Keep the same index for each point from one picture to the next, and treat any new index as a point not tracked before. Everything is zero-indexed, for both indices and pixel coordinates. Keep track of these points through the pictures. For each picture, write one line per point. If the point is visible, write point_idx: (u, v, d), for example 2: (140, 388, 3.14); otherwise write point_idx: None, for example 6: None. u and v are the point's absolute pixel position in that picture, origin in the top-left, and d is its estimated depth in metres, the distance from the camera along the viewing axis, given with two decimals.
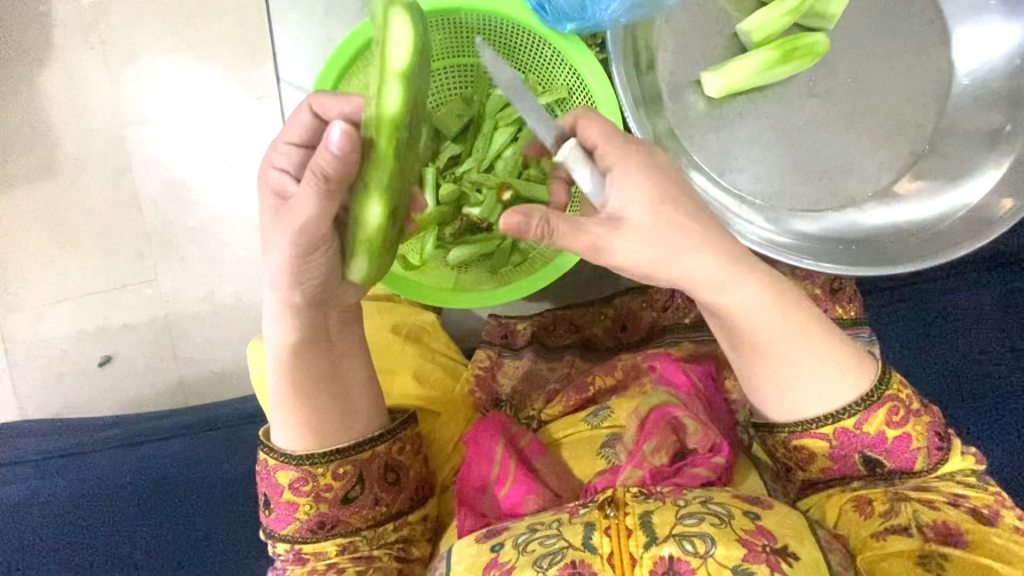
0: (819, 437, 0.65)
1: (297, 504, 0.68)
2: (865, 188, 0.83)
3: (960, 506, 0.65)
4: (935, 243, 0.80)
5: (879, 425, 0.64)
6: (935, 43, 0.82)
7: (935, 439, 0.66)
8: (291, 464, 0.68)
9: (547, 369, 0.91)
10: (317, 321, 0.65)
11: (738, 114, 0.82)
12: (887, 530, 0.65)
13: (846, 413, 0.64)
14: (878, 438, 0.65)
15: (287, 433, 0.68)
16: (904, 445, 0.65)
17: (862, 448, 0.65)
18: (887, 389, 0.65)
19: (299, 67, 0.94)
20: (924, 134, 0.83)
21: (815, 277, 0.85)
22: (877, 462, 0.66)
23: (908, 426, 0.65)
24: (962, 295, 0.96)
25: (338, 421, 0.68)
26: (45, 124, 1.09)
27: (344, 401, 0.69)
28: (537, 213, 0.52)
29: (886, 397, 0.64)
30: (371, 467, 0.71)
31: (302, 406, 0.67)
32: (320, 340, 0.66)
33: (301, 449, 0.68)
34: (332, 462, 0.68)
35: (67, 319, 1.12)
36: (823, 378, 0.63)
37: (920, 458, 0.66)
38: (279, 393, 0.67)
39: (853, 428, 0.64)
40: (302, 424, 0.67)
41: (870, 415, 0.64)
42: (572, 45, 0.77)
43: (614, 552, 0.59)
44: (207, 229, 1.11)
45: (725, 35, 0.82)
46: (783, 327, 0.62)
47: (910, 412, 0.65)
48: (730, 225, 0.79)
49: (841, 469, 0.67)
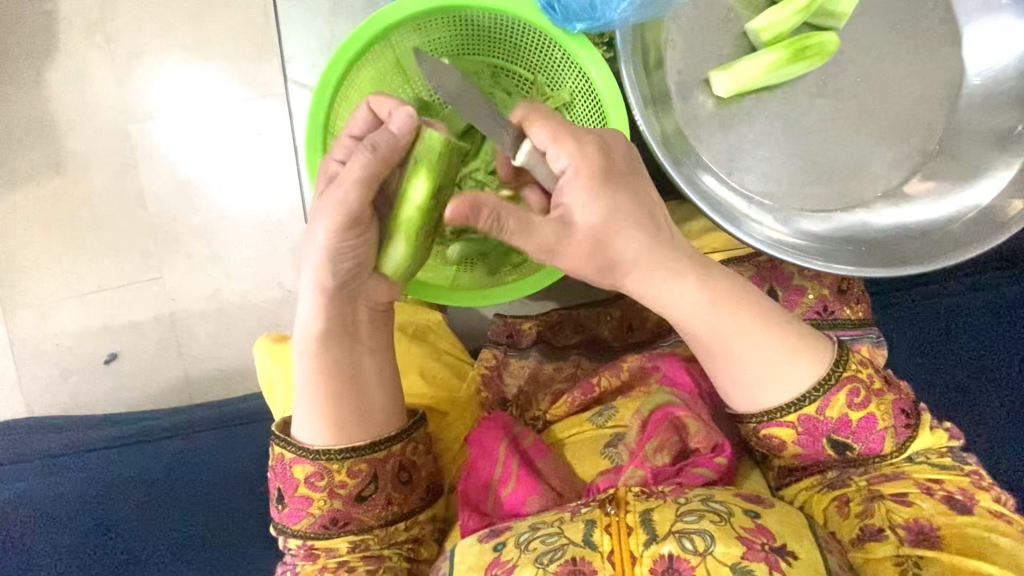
0: (786, 426, 0.66)
1: (312, 499, 0.68)
2: (875, 188, 0.83)
3: (933, 495, 0.64)
4: (945, 244, 0.79)
5: (841, 408, 0.65)
6: (947, 42, 0.81)
7: (901, 418, 0.67)
8: (307, 458, 0.68)
9: (552, 371, 0.90)
10: (345, 316, 0.68)
11: (746, 114, 0.82)
12: (865, 534, 0.64)
13: (807, 399, 0.65)
14: (842, 422, 0.65)
15: (308, 426, 0.69)
16: (871, 426, 0.66)
17: (829, 434, 0.66)
18: (845, 371, 0.65)
19: (305, 64, 0.93)
20: (934, 134, 0.82)
21: (822, 278, 0.84)
22: (847, 446, 0.67)
23: (871, 406, 0.65)
24: (962, 296, 0.98)
25: (358, 418, 0.69)
26: (50, 121, 1.09)
27: (363, 398, 0.70)
28: (486, 205, 0.54)
29: (843, 380, 0.65)
30: (386, 467, 0.70)
31: (323, 397, 0.68)
32: (346, 337, 0.69)
33: (317, 443, 0.68)
34: (347, 460, 0.68)
35: (73, 315, 1.12)
36: (778, 358, 0.65)
37: (889, 438, 0.66)
38: (304, 383, 0.69)
39: (816, 414, 0.65)
40: (323, 417, 0.68)
41: (831, 398, 0.65)
42: (579, 44, 0.76)
43: (615, 550, 0.59)
44: (213, 226, 1.12)
45: (734, 34, 0.82)
46: (731, 322, 0.65)
47: (871, 391, 0.66)
48: (739, 225, 0.79)
49: (814, 454, 0.67)
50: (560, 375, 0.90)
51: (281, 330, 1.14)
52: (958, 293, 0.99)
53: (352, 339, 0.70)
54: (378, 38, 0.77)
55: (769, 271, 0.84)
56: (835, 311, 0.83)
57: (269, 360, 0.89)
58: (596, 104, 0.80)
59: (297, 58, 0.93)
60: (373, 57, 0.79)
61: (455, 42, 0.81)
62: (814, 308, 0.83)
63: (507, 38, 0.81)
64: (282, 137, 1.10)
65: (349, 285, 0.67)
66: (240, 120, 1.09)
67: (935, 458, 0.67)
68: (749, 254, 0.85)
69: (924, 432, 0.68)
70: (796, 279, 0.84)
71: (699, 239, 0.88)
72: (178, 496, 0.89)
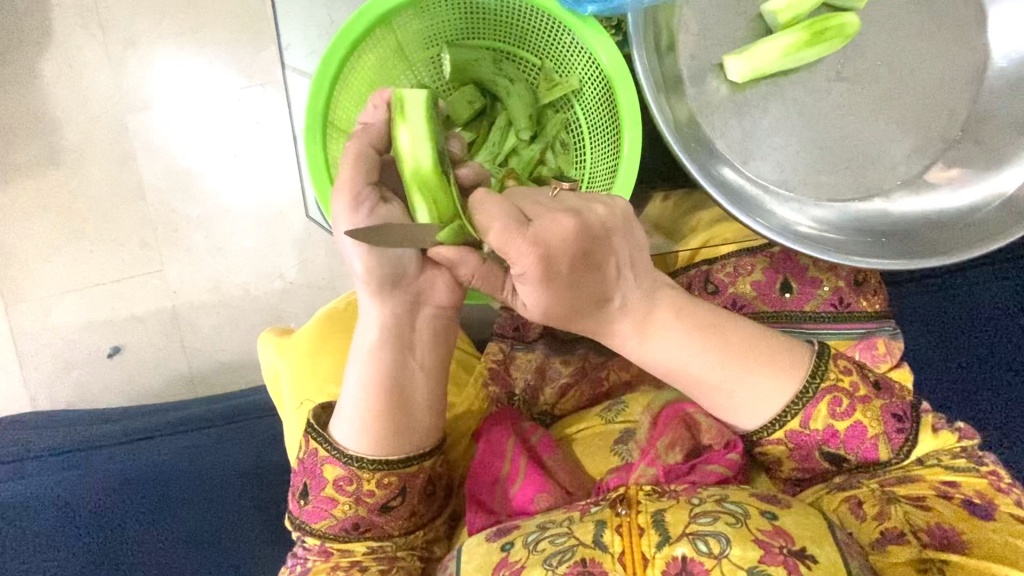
0: (775, 443, 0.66)
1: (337, 501, 0.67)
2: (893, 177, 0.80)
3: (952, 499, 0.63)
4: (969, 235, 0.76)
5: (824, 420, 0.65)
6: (971, 24, 0.78)
7: (892, 423, 0.65)
8: (340, 461, 0.66)
9: (560, 365, 0.85)
10: (402, 325, 0.67)
11: (761, 99, 0.79)
12: (886, 538, 0.62)
13: (788, 414, 0.65)
14: (829, 433, 0.65)
15: (349, 430, 0.66)
16: (859, 435, 0.65)
17: (818, 446, 0.66)
18: (822, 382, 0.65)
19: (303, 49, 0.89)
20: (957, 120, 0.79)
21: (837, 270, 0.82)
22: (841, 457, 0.66)
23: (856, 415, 0.65)
24: (974, 289, 0.97)
25: (399, 433, 0.67)
26: (44, 112, 1.07)
27: (407, 414, 0.67)
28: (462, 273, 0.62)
29: (823, 391, 0.64)
30: (416, 481, 0.68)
31: (370, 405, 0.66)
32: (400, 349, 0.67)
33: (353, 449, 0.66)
34: (379, 471, 0.66)
35: (74, 310, 1.10)
36: (744, 382, 0.64)
37: (883, 445, 0.65)
38: (355, 389, 0.66)
39: (800, 428, 0.65)
40: (367, 426, 0.66)
41: (813, 410, 0.65)
42: (589, 27, 0.73)
43: (626, 551, 0.57)
44: (213, 217, 1.10)
45: (749, 16, 0.79)
46: (699, 356, 0.65)
47: (855, 400, 0.65)
48: (754, 215, 0.76)
49: (808, 466, 0.68)
50: (567, 369, 0.85)
51: (283, 322, 1.12)
52: (972, 283, 0.97)
53: (406, 353, 0.67)
54: (380, 22, 0.74)
55: (782, 262, 0.81)
56: (852, 303, 0.80)
57: (272, 353, 0.88)
58: (607, 89, 0.76)
59: (295, 45, 0.89)
60: (374, 42, 0.76)
61: (462, 25, 0.79)
62: (829, 300, 0.80)
63: (512, 20, 0.78)
64: (283, 126, 1.08)
65: (404, 283, 0.65)
66: (238, 109, 1.07)
67: (948, 461, 0.65)
68: (763, 245, 0.82)
69: (925, 433, 0.66)
70: (811, 270, 0.81)
71: (708, 230, 0.86)
72: (181, 495, 0.87)
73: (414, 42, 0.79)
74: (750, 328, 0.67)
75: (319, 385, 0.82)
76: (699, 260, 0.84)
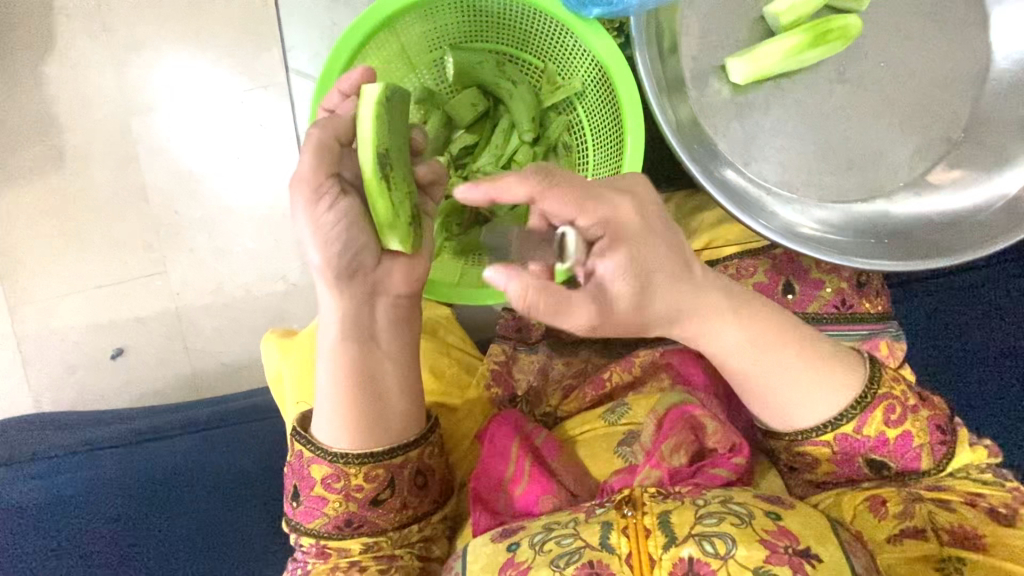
0: (820, 445, 0.64)
1: (328, 499, 0.67)
2: (896, 178, 0.80)
3: (977, 506, 0.63)
4: (971, 236, 0.76)
5: (878, 427, 0.63)
6: (973, 26, 0.78)
7: (937, 435, 0.64)
8: (326, 459, 0.67)
9: (561, 366, 0.87)
10: (361, 315, 0.66)
11: (763, 101, 0.79)
12: (904, 534, 0.64)
13: (843, 419, 0.63)
14: (880, 440, 0.64)
15: (329, 427, 0.67)
16: (907, 443, 0.64)
17: (866, 453, 0.64)
18: (879, 388, 0.64)
19: (306, 50, 0.89)
20: (959, 121, 0.79)
21: (839, 271, 0.82)
22: (885, 465, 0.65)
23: (908, 424, 0.64)
24: (976, 290, 0.97)
25: (376, 425, 0.67)
26: (48, 113, 1.07)
27: (383, 406, 0.68)
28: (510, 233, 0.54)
29: (880, 397, 0.63)
30: (403, 474, 0.69)
31: (345, 400, 0.66)
32: (362, 339, 0.67)
33: (336, 446, 0.67)
34: (365, 465, 0.67)
35: (77, 312, 1.11)
36: (802, 382, 0.63)
37: (927, 454, 0.64)
38: (327, 387, 0.67)
39: (853, 432, 0.64)
40: (345, 422, 0.66)
41: (868, 417, 0.63)
42: (592, 31, 0.73)
43: (633, 553, 0.57)
44: (215, 219, 1.10)
45: (751, 18, 0.79)
46: (756, 353, 0.63)
47: (907, 409, 0.64)
48: (756, 216, 0.76)
49: (848, 472, 0.66)
50: (569, 369, 0.87)
51: (286, 323, 1.12)
52: (973, 284, 0.98)
53: (368, 341, 0.67)
54: (383, 25, 0.74)
55: (784, 263, 0.81)
56: (854, 305, 0.81)
57: (274, 355, 0.88)
58: (609, 91, 0.76)
59: (298, 48, 0.89)
60: (377, 44, 0.76)
61: (464, 27, 0.79)
62: (832, 301, 0.80)
63: (514, 23, 0.78)
64: (286, 128, 1.08)
65: (362, 274, 0.64)
66: (241, 111, 1.07)
67: (976, 474, 0.65)
68: (766, 245, 0.82)
69: (963, 447, 0.65)
70: (813, 272, 0.81)
71: (710, 232, 0.84)
72: (185, 496, 0.87)
73: (416, 45, 0.79)
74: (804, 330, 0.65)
75: None
76: (703, 261, 0.83)
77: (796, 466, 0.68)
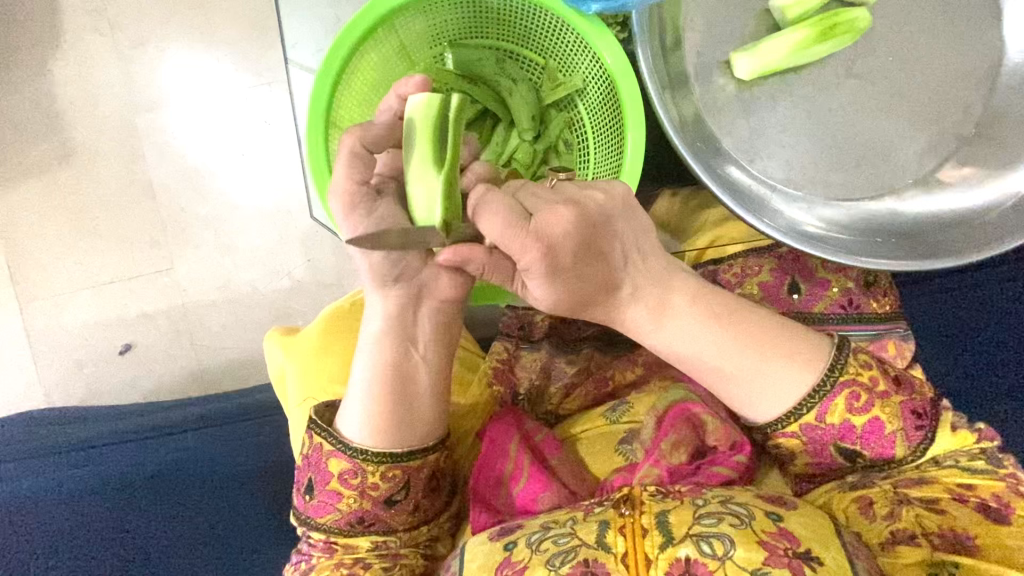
0: (790, 436, 0.65)
1: (341, 495, 0.67)
2: (906, 175, 0.78)
3: (966, 503, 0.62)
4: (981, 235, 0.75)
5: (842, 414, 0.63)
6: (986, 19, 0.77)
7: (911, 419, 0.64)
8: (346, 454, 0.66)
9: (566, 365, 0.84)
10: (405, 319, 0.67)
11: (769, 98, 0.77)
12: (895, 540, 0.61)
13: (803, 408, 0.63)
14: (845, 427, 0.64)
15: (356, 423, 0.67)
16: (878, 431, 0.64)
17: (834, 441, 0.64)
18: (840, 375, 0.63)
19: (310, 47, 0.88)
20: (972, 116, 0.78)
21: (847, 271, 0.80)
22: (856, 453, 0.65)
23: (875, 409, 0.63)
24: (987, 286, 0.96)
25: (401, 425, 0.67)
26: (56, 112, 1.07)
27: (412, 407, 0.68)
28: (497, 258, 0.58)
29: (840, 385, 0.63)
30: (420, 475, 0.69)
31: (377, 398, 0.67)
32: (404, 341, 0.67)
33: (358, 441, 0.67)
34: (384, 463, 0.67)
35: (86, 308, 1.12)
36: (757, 372, 0.63)
37: (901, 441, 0.64)
38: (361, 382, 0.68)
39: (816, 422, 0.63)
40: (374, 418, 0.67)
41: (829, 404, 0.63)
42: (594, 28, 0.72)
43: (629, 552, 0.56)
44: (221, 215, 1.10)
45: (757, 12, 0.77)
46: (721, 348, 0.63)
47: (874, 394, 0.63)
48: (761, 215, 0.75)
49: (823, 462, 0.66)
50: (573, 369, 0.84)
51: (291, 319, 1.13)
52: (985, 282, 0.96)
53: (407, 345, 0.68)
54: (384, 22, 0.74)
55: (790, 263, 0.80)
56: (861, 305, 0.79)
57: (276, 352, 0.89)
58: (611, 90, 0.75)
59: (300, 43, 0.89)
60: (377, 42, 0.76)
61: (468, 22, 0.79)
62: (838, 301, 0.79)
63: (517, 20, 0.78)
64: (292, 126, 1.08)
65: (399, 277, 0.65)
66: (246, 108, 1.08)
67: (966, 462, 0.64)
68: (770, 244, 0.81)
69: (944, 432, 0.65)
70: (820, 272, 0.80)
71: (715, 229, 0.84)
72: (183, 494, 0.87)
73: (417, 41, 0.79)
74: (764, 319, 0.65)
75: (326, 385, 0.82)
76: (706, 259, 0.82)
77: (778, 458, 0.69)
